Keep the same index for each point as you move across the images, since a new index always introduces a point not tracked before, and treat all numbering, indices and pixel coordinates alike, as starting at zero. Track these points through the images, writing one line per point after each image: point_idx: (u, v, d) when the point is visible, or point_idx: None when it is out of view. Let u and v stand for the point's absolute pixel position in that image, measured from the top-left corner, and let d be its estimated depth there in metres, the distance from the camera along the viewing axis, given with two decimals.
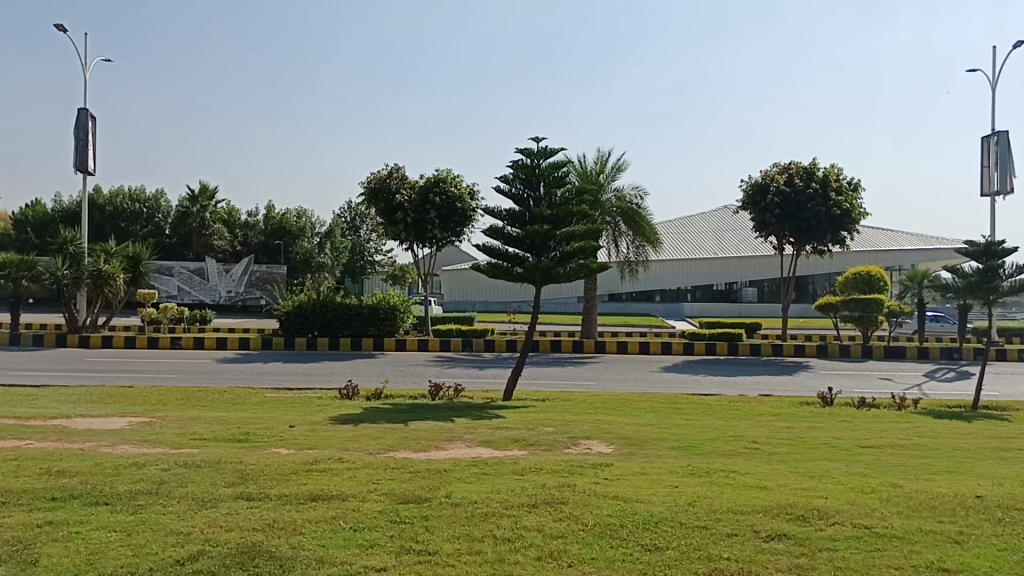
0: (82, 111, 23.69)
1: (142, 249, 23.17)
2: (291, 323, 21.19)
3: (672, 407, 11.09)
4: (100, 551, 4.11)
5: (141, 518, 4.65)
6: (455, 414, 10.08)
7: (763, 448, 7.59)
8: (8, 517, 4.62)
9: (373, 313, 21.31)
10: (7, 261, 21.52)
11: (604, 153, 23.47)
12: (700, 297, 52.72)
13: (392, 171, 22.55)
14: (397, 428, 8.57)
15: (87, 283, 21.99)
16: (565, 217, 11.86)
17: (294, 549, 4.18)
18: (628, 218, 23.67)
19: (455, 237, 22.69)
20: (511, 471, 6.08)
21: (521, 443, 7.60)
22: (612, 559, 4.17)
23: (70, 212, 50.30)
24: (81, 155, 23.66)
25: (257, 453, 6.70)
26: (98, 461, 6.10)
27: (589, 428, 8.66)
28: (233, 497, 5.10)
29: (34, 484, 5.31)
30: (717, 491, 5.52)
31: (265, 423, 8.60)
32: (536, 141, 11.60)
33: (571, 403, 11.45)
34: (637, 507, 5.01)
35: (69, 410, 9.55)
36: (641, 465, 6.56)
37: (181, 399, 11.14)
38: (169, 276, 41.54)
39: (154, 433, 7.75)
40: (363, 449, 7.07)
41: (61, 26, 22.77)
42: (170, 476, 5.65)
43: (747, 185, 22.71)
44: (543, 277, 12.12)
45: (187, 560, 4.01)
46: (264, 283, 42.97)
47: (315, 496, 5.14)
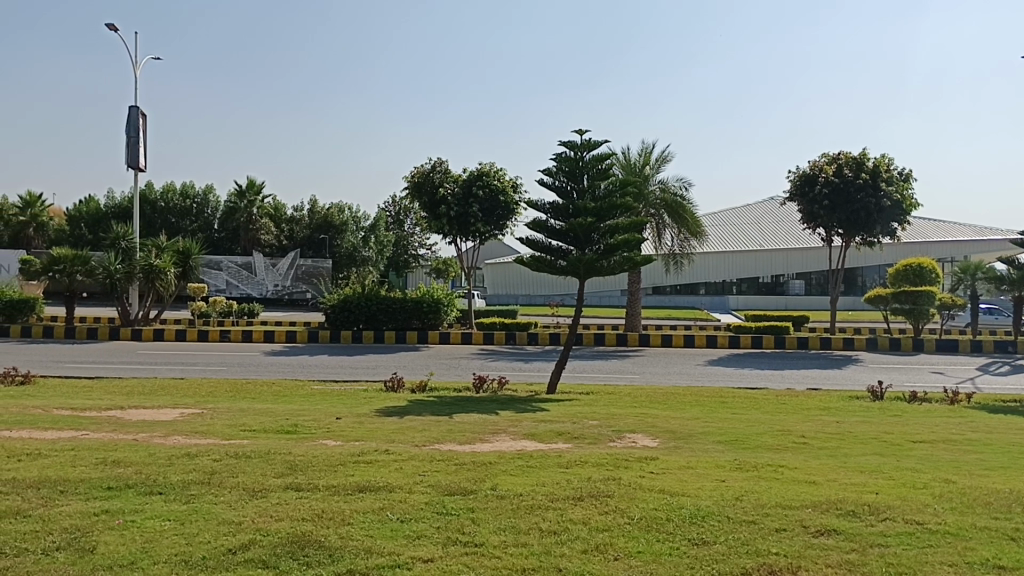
0: (133, 109, 24.17)
1: (192, 244, 23.60)
2: (336, 316, 21.44)
3: (718, 401, 10.99)
4: (154, 539, 4.20)
5: (193, 507, 4.74)
6: (499, 407, 10.11)
7: (812, 443, 7.49)
8: (67, 506, 4.74)
9: (417, 306, 21.43)
10: (62, 256, 22.08)
11: (648, 144, 23.34)
12: (747, 290, 52.30)
13: (436, 164, 22.66)
14: (442, 420, 8.63)
15: (139, 277, 22.46)
16: (609, 210, 11.79)
17: (343, 539, 4.23)
18: (672, 210, 23.45)
19: (498, 231, 22.72)
20: (556, 464, 6.07)
21: (566, 436, 7.60)
22: (660, 552, 4.15)
23: (123, 208, 51.43)
24: (132, 152, 24.13)
25: (305, 444, 6.80)
26: (152, 452, 6.24)
27: (634, 422, 8.62)
28: (282, 487, 5.18)
29: (91, 473, 5.44)
30: (763, 485, 5.46)
31: (313, 415, 8.72)
32: (579, 133, 11.61)
33: (616, 396, 11.41)
34: (683, 501, 4.97)
35: (122, 401, 9.77)
36: (688, 459, 6.51)
37: (231, 391, 11.34)
38: (218, 270, 42.29)
39: (206, 424, 7.90)
40: (409, 441, 7.13)
41: (113, 26, 23.21)
42: (221, 466, 5.76)
43: (795, 175, 22.37)
44: (587, 270, 12.05)
45: (239, 549, 4.08)
46: (310, 277, 43.45)
47: (362, 488, 5.20)
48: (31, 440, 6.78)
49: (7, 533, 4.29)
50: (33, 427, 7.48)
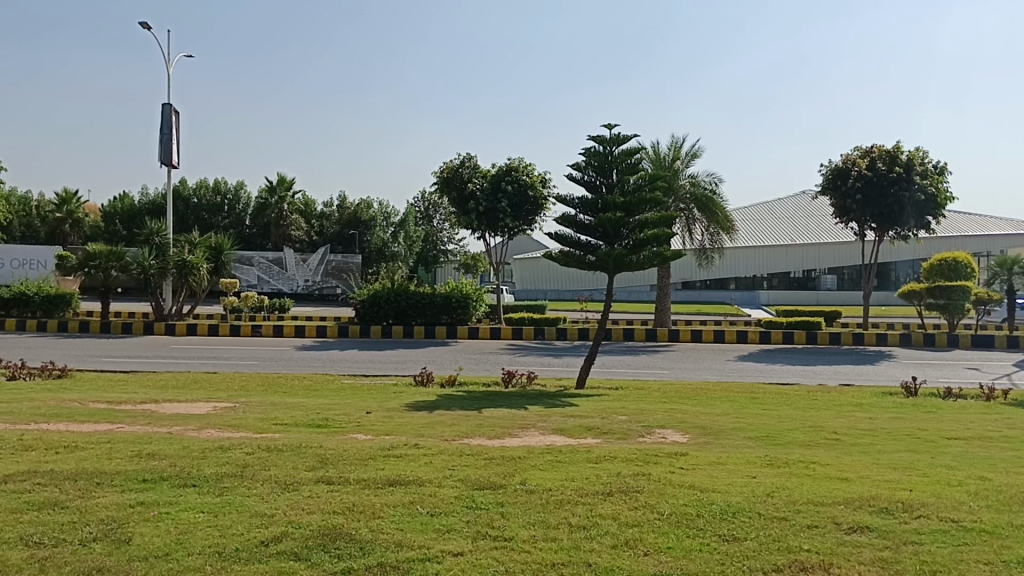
0: (166, 106, 24.44)
1: (225, 240, 23.84)
2: (366, 311, 21.56)
3: (749, 397, 10.92)
4: (188, 531, 4.26)
5: (226, 500, 4.80)
6: (528, 402, 10.12)
7: (844, 440, 7.40)
8: (103, 497, 4.82)
9: (446, 301, 21.50)
10: (97, 252, 22.38)
11: (679, 138, 23.19)
12: (778, 285, 51.84)
13: (465, 159, 22.71)
14: (471, 415, 8.65)
15: (172, 273, 22.73)
16: (638, 205, 11.74)
17: (374, 532, 4.26)
18: (702, 204, 23.29)
19: (527, 226, 22.71)
20: (585, 460, 6.06)
21: (595, 431, 7.59)
22: (690, 548, 4.14)
23: (156, 204, 52.08)
24: (165, 149, 24.41)
25: (336, 438, 6.85)
26: (186, 445, 6.32)
27: (663, 417, 8.59)
28: (314, 481, 5.22)
29: (127, 465, 5.53)
30: (795, 482, 5.41)
31: (344, 410, 8.79)
32: (608, 127, 11.56)
33: (645, 392, 11.37)
34: (713, 497, 4.94)
35: (157, 395, 9.90)
36: (718, 455, 6.47)
37: (263, 385, 11.45)
38: (249, 266, 42.71)
39: (239, 418, 7.99)
40: (438, 436, 7.16)
41: (147, 24, 23.49)
42: (253, 459, 5.82)
43: (828, 170, 22.14)
44: (616, 265, 11.98)
45: (271, 541, 4.12)
46: (340, 272, 43.75)
47: (392, 481, 5.23)
48: (68, 432, 6.91)
49: (46, 523, 4.38)
50: (70, 420, 7.62)
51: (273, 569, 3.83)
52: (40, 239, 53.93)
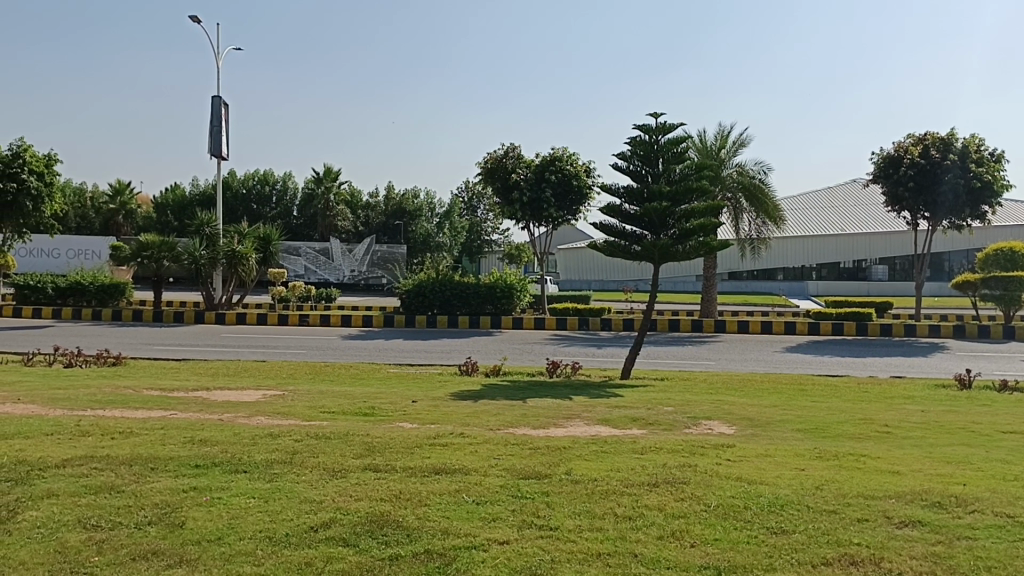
0: (216, 98, 24.84)
1: (273, 231, 24.19)
2: (411, 301, 21.71)
3: (797, 389, 10.80)
4: (240, 516, 4.34)
5: (276, 485, 4.88)
6: (573, 393, 10.11)
7: (895, 432, 7.27)
8: (157, 482, 4.93)
9: (490, 291, 21.56)
10: (150, 242, 22.82)
11: (725, 127, 22.93)
12: (827, 275, 50.99)
13: (508, 150, 22.69)
14: (515, 405, 8.68)
15: (222, 263, 23.14)
16: (685, 194, 11.63)
17: (420, 520, 4.30)
18: (750, 194, 23.00)
19: (571, 216, 22.67)
20: (631, 450, 6.04)
21: (640, 422, 7.56)
22: (737, 540, 4.11)
23: (206, 195, 53.01)
24: (215, 141, 24.79)
25: (383, 427, 6.92)
26: (237, 432, 6.44)
27: (709, 409, 8.52)
28: (361, 468, 5.28)
29: (179, 452, 5.64)
30: (844, 475, 5.33)
31: (389, 398, 8.88)
32: (654, 116, 11.46)
33: (691, 383, 11.28)
34: (761, 489, 4.90)
35: (208, 383, 10.10)
36: (766, 447, 6.41)
37: (311, 374, 11.64)
38: (297, 256, 43.18)
39: (288, 405, 8.13)
40: (483, 425, 7.19)
41: (197, 17, 23.84)
42: (302, 446, 5.92)
43: (879, 157, 21.70)
44: (662, 255, 11.92)
45: (320, 527, 4.18)
46: (385, 262, 44.18)
47: (438, 469, 5.27)
48: (123, 419, 7.09)
49: (103, 507, 4.49)
50: (126, 406, 7.82)
51: (323, 554, 3.88)
52: (94, 229, 55.22)
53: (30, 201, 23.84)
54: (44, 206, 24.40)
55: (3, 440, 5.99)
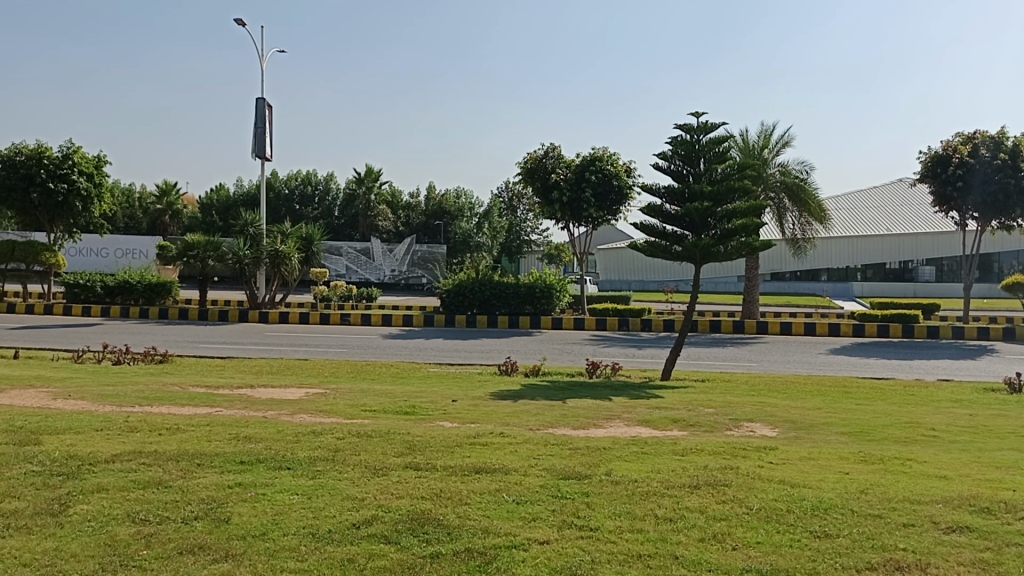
0: (260, 100, 25.15)
1: (315, 231, 24.39)
2: (451, 300, 21.82)
3: (842, 391, 10.64)
4: (284, 512, 4.40)
5: (320, 482, 4.95)
6: (613, 393, 10.10)
7: (942, 436, 7.14)
8: (204, 478, 5.02)
9: (530, 291, 21.57)
10: (195, 242, 23.15)
11: (768, 126, 22.70)
12: (873, 276, 50.14)
13: (548, 150, 22.67)
14: (556, 405, 8.68)
15: (266, 262, 23.42)
16: (726, 194, 11.53)
17: (460, 518, 4.33)
18: (793, 191, 22.70)
19: (612, 216, 22.59)
20: (672, 452, 6.01)
21: (681, 424, 7.51)
22: (780, 543, 4.07)
23: (250, 196, 53.79)
24: (259, 142, 25.14)
25: (423, 426, 6.96)
26: (281, 429, 6.53)
27: (752, 410, 8.44)
28: (402, 467, 5.33)
29: (225, 448, 5.74)
30: (889, 479, 5.25)
31: (430, 397, 8.94)
32: (695, 116, 11.38)
33: (733, 385, 11.19)
34: (804, 492, 4.85)
35: (253, 381, 10.25)
36: (810, 450, 6.33)
37: (353, 372, 11.76)
38: (338, 256, 43.47)
39: (330, 403, 8.22)
40: (523, 425, 7.22)
41: (241, 21, 24.19)
42: (344, 444, 5.98)
43: (927, 156, 21.36)
44: (703, 255, 11.82)
45: (362, 524, 4.23)
46: (426, 262, 44.49)
47: (478, 468, 5.31)
48: (171, 415, 7.22)
49: (150, 501, 4.58)
50: (172, 403, 7.97)
51: (365, 551, 3.92)
52: (142, 229, 56.35)
53: (80, 201, 24.40)
54: (94, 207, 24.95)
55: (55, 434, 6.13)
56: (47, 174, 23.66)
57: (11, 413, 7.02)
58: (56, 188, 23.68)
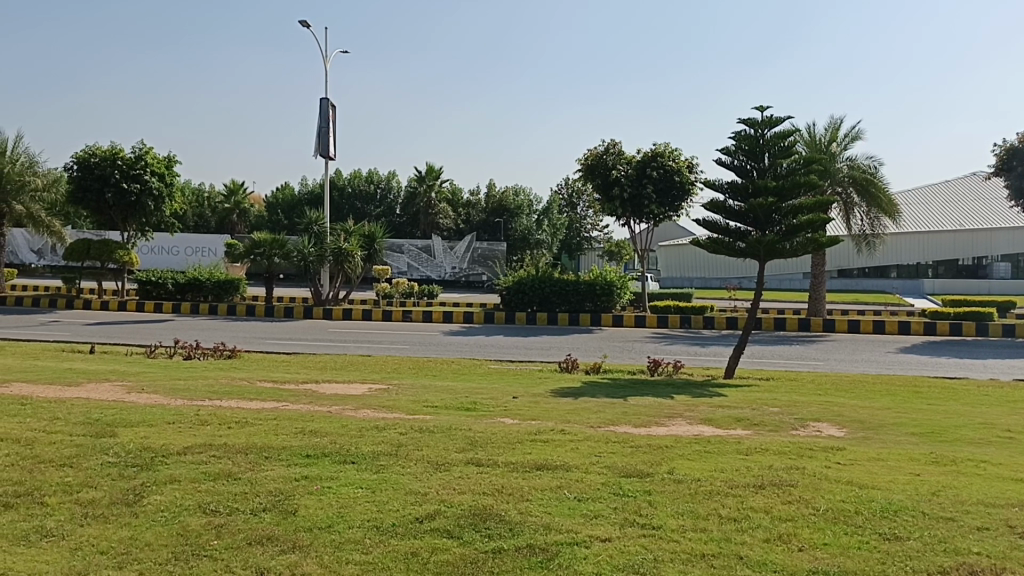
0: (323, 100, 25.51)
1: (378, 228, 24.62)
2: (511, 298, 21.89)
3: (912, 391, 10.37)
4: (349, 505, 4.48)
5: (383, 476, 5.01)
6: (675, 391, 10.01)
7: (1019, 438, 6.90)
8: (272, 470, 5.13)
9: (590, 289, 21.47)
10: (262, 240, 23.65)
11: (836, 120, 22.21)
12: (944, 273, 48.98)
13: (609, 146, 22.51)
14: (617, 402, 8.65)
15: (329, 260, 23.79)
16: (792, 189, 11.31)
17: (522, 514, 4.34)
18: (863, 187, 22.18)
19: (673, 212, 22.39)
20: (735, 451, 5.93)
21: (745, 423, 7.41)
22: (848, 545, 3.99)
23: (314, 195, 54.74)
24: (322, 142, 25.53)
25: (485, 422, 7.01)
26: (346, 424, 6.62)
27: (818, 410, 8.27)
28: (464, 462, 5.36)
29: (291, 441, 5.86)
30: (964, 482, 5.09)
31: (491, 394, 9.00)
32: (760, 110, 11.20)
33: (798, 384, 11.00)
34: (873, 494, 4.74)
35: (317, 376, 10.44)
36: (879, 450, 6.17)
37: (415, 369, 11.90)
38: (400, 253, 43.98)
39: (392, 399, 8.33)
40: (584, 422, 7.20)
41: (305, 23, 24.58)
42: (407, 439, 6.05)
43: (1002, 149, 20.69)
44: (767, 252, 11.61)
45: (424, 519, 4.27)
46: (486, 259, 44.63)
47: (539, 466, 5.30)
48: (238, 409, 7.39)
49: (221, 493, 4.70)
50: (241, 397, 8.17)
51: (428, 545, 3.96)
52: (210, 228, 57.68)
53: (152, 201, 25.10)
54: (165, 206, 25.68)
55: (130, 427, 6.33)
56: (120, 174, 24.43)
57: (88, 406, 7.27)
58: (129, 188, 24.41)
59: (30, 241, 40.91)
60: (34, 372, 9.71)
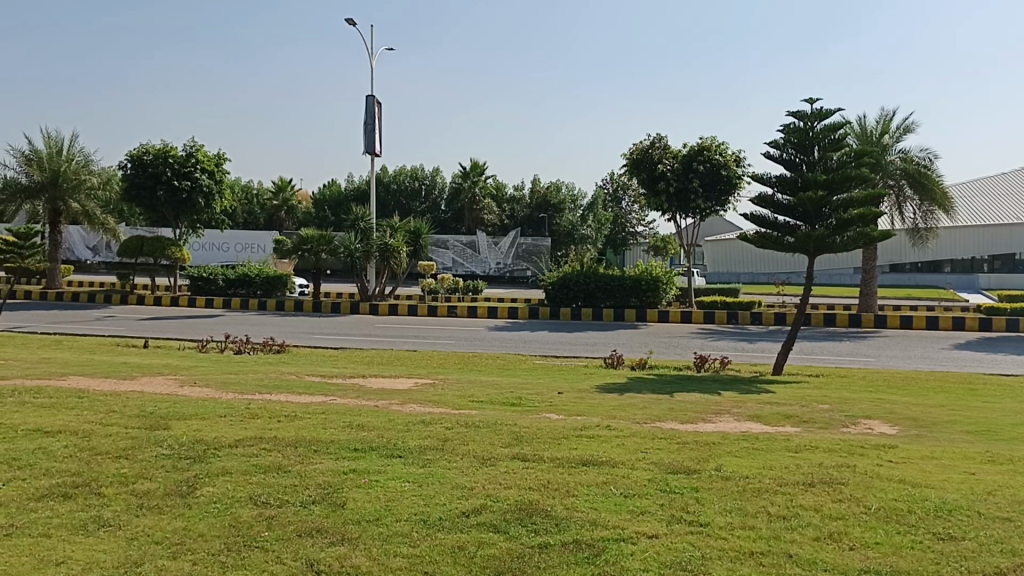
0: (370, 97, 25.72)
1: (423, 224, 24.72)
2: (556, 294, 21.85)
3: (967, 388, 10.13)
4: (396, 499, 4.51)
5: (430, 471, 5.05)
6: (722, 388, 9.92)
7: None
8: (320, 464, 5.20)
9: (636, 284, 21.34)
10: (309, 236, 23.97)
11: (888, 112, 21.78)
12: (1000, 267, 48.04)
13: (654, 141, 22.33)
14: (663, 399, 8.59)
15: (375, 255, 23.98)
16: (842, 183, 11.12)
17: (568, 510, 4.34)
18: (915, 181, 21.73)
19: (720, 206, 22.16)
20: (784, 448, 5.85)
21: (794, 420, 7.31)
22: (900, 545, 3.92)
23: (360, 191, 55.33)
24: (369, 139, 25.72)
25: (530, 417, 7.02)
26: (392, 418, 6.68)
27: (870, 407, 8.13)
28: (510, 457, 5.38)
29: (340, 435, 5.93)
30: (1022, 481, 4.96)
31: (537, 389, 9.00)
32: (809, 102, 11.02)
33: (848, 380, 10.83)
34: (927, 493, 4.65)
35: (365, 370, 10.55)
36: (932, 448, 6.05)
37: (460, 363, 11.97)
38: (445, 249, 44.22)
39: (438, 394, 8.38)
40: (630, 418, 7.17)
41: (352, 21, 24.81)
42: (453, 433, 6.08)
43: None
44: (817, 246, 11.40)
45: (471, 513, 4.29)
46: (530, 254, 44.63)
47: (585, 462, 5.29)
48: (287, 403, 7.50)
49: (271, 485, 4.78)
50: (290, 391, 8.30)
51: (475, 540, 3.98)
52: (260, 225, 58.60)
53: (202, 198, 25.56)
54: (215, 203, 26.13)
55: (183, 420, 6.46)
56: (172, 172, 24.88)
57: (142, 399, 7.42)
58: (180, 186, 24.89)
59: (86, 238, 41.92)
60: (91, 365, 9.96)
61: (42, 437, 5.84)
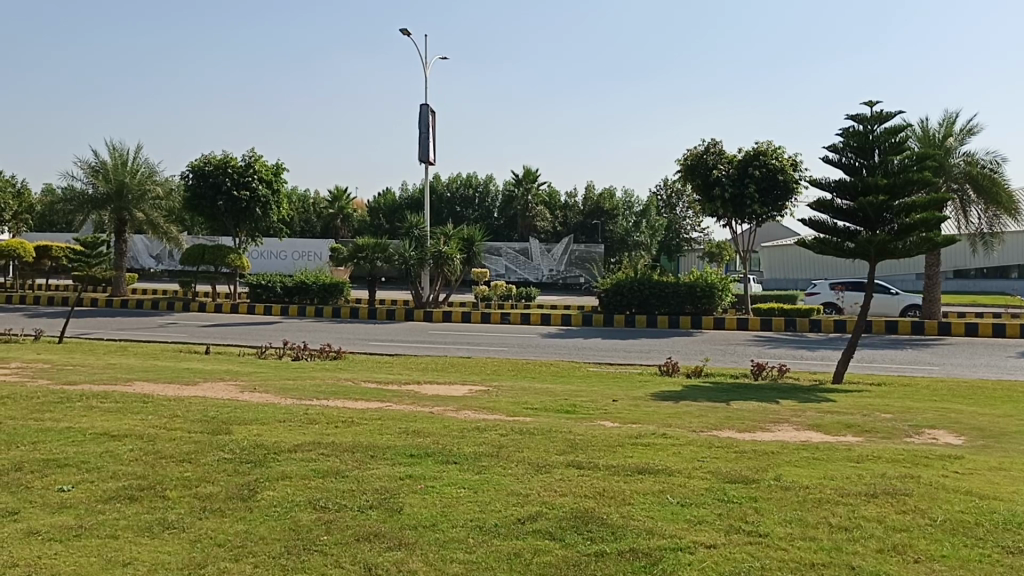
0: (424, 107, 25.98)
1: (476, 232, 24.81)
2: (610, 299, 21.75)
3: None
4: (452, 504, 4.54)
5: (485, 477, 5.06)
6: (780, 396, 9.78)
7: None
8: (377, 469, 5.25)
9: (690, 291, 21.13)
10: (365, 244, 24.24)
11: (951, 113, 21.26)
12: None
13: (709, 145, 22.12)
14: (719, 407, 8.50)
15: (429, 263, 24.15)
16: (904, 187, 10.88)
17: (625, 518, 4.31)
18: (978, 184, 21.17)
19: (777, 212, 21.84)
20: (846, 458, 5.74)
21: (856, 429, 7.16)
22: (967, 558, 3.81)
23: (414, 199, 55.82)
24: (423, 147, 25.95)
25: (585, 424, 6.99)
26: (447, 424, 6.72)
27: (934, 417, 7.92)
28: (564, 465, 5.37)
29: (396, 442, 5.98)
30: None
31: (592, 397, 8.97)
32: (870, 105, 10.80)
33: (911, 389, 10.59)
34: (995, 505, 4.51)
35: (419, 377, 10.62)
36: (1002, 460, 5.86)
37: (515, 370, 11.97)
38: (498, 256, 44.18)
39: (492, 400, 8.41)
40: (686, 426, 7.10)
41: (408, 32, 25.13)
42: (508, 441, 6.08)
43: None
44: (878, 252, 11.17)
45: (526, 520, 4.30)
46: (583, 261, 44.53)
47: (641, 470, 5.25)
48: (344, 409, 7.58)
49: (330, 489, 4.84)
50: (347, 396, 8.41)
51: (530, 547, 3.98)
52: (316, 233, 59.56)
53: (260, 207, 26.07)
54: (273, 212, 26.62)
55: (244, 425, 6.59)
56: (231, 182, 25.47)
57: (204, 404, 7.59)
58: (240, 195, 25.45)
59: (150, 247, 43.10)
60: (156, 371, 10.22)
61: (109, 441, 6.01)
